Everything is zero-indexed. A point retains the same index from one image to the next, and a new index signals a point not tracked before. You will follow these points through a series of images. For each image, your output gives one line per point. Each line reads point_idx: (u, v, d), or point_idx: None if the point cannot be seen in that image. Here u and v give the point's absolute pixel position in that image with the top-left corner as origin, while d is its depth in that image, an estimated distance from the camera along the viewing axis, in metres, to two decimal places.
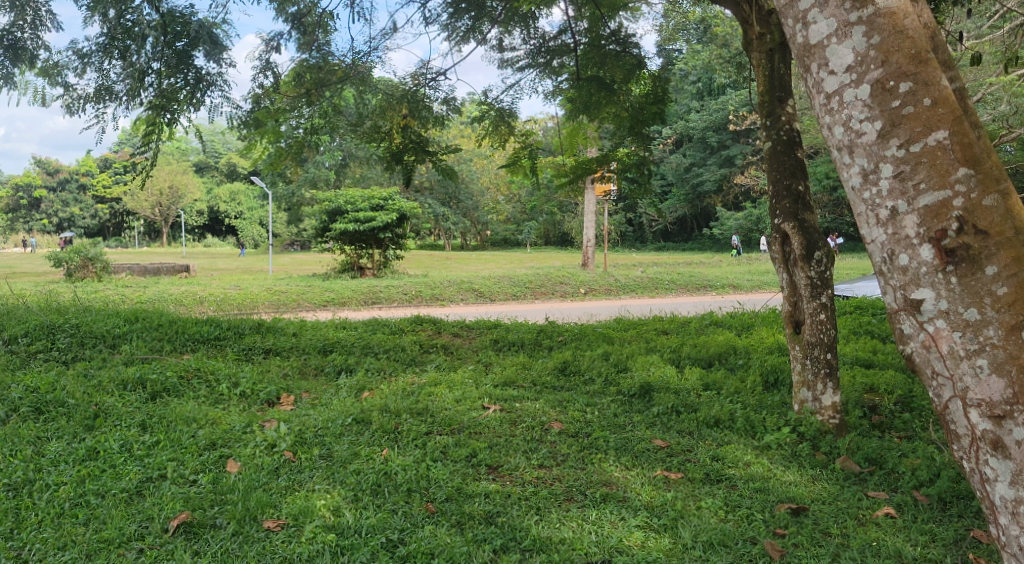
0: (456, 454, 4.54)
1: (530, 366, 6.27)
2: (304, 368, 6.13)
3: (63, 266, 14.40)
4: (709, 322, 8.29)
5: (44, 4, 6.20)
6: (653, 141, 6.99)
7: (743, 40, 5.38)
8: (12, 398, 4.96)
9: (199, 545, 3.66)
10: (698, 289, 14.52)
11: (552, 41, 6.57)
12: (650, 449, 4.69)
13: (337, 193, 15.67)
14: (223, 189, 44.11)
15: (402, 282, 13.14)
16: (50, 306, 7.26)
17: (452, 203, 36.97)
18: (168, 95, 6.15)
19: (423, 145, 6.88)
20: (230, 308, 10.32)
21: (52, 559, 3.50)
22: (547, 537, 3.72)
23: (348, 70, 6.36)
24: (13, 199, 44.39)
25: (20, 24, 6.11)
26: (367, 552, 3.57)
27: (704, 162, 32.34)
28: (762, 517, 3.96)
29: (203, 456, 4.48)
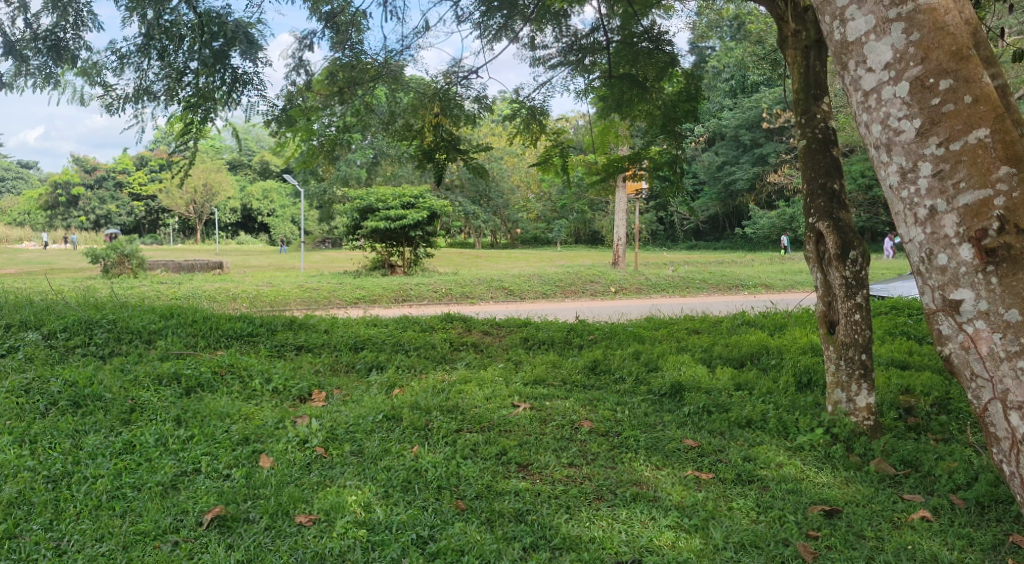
0: (486, 452, 4.55)
1: (559, 364, 6.25)
2: (336, 365, 6.15)
3: (100, 262, 14.64)
4: (741, 322, 8.21)
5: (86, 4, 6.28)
6: (686, 140, 6.91)
7: (777, 37, 5.33)
8: (52, 392, 5.06)
9: (232, 538, 3.71)
10: (730, 289, 14.42)
11: (585, 39, 6.49)
12: (681, 449, 4.66)
13: (368, 191, 15.75)
14: (255, 188, 44.66)
15: (433, 281, 13.12)
16: (89, 302, 7.38)
17: (482, 202, 37.05)
18: (205, 95, 6.20)
19: (454, 143, 6.86)
20: (263, 305, 10.43)
21: (90, 551, 3.56)
22: (576, 536, 3.73)
23: (380, 69, 6.33)
24: (51, 197, 45.24)
25: (63, 25, 6.20)
26: (398, 548, 3.61)
27: (737, 161, 32.03)
28: (794, 518, 3.92)
29: (237, 450, 4.53)
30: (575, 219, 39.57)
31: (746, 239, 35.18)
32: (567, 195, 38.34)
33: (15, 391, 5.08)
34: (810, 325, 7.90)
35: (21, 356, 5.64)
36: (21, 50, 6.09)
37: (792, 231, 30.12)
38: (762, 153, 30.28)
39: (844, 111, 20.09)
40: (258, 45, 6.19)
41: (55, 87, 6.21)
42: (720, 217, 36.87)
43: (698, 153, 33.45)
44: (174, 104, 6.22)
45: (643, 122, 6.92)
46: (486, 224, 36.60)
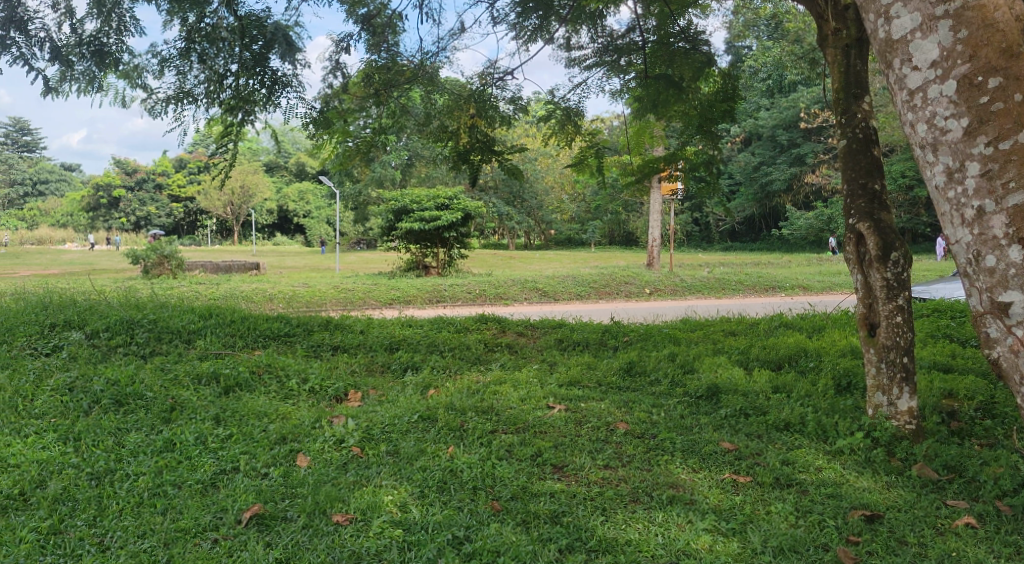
0: (521, 453, 4.55)
1: (595, 366, 6.24)
2: (372, 366, 6.19)
3: (140, 263, 14.89)
4: (778, 324, 8.11)
5: (129, 9, 6.36)
6: (722, 140, 6.84)
7: (817, 36, 5.28)
8: (95, 390, 5.14)
9: (271, 537, 3.74)
10: (766, 289, 14.28)
11: (621, 39, 6.53)
12: (718, 452, 4.62)
13: (403, 193, 15.83)
14: (291, 189, 45.30)
15: (467, 281, 13.28)
16: (130, 302, 7.50)
17: (516, 203, 37.10)
18: (244, 97, 6.25)
19: (490, 145, 6.71)
20: (299, 306, 10.54)
21: (132, 547, 3.62)
22: (612, 538, 3.72)
23: (416, 70, 6.46)
24: (93, 199, 46.04)
25: (106, 30, 6.29)
26: (435, 548, 3.62)
27: (773, 160, 31.55)
28: (834, 523, 3.88)
29: (275, 449, 4.57)
30: (607, 220, 39.38)
31: (782, 240, 34.71)
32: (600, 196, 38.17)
33: (60, 389, 5.18)
34: (850, 327, 7.79)
35: (65, 355, 5.75)
36: (65, 55, 6.17)
37: (830, 232, 29.64)
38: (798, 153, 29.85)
39: (884, 110, 19.73)
40: (297, 46, 6.25)
41: (98, 91, 6.31)
42: (756, 219, 36.36)
43: (734, 153, 33.08)
44: (214, 107, 6.28)
45: (678, 123, 6.87)
46: (520, 226, 36.65)
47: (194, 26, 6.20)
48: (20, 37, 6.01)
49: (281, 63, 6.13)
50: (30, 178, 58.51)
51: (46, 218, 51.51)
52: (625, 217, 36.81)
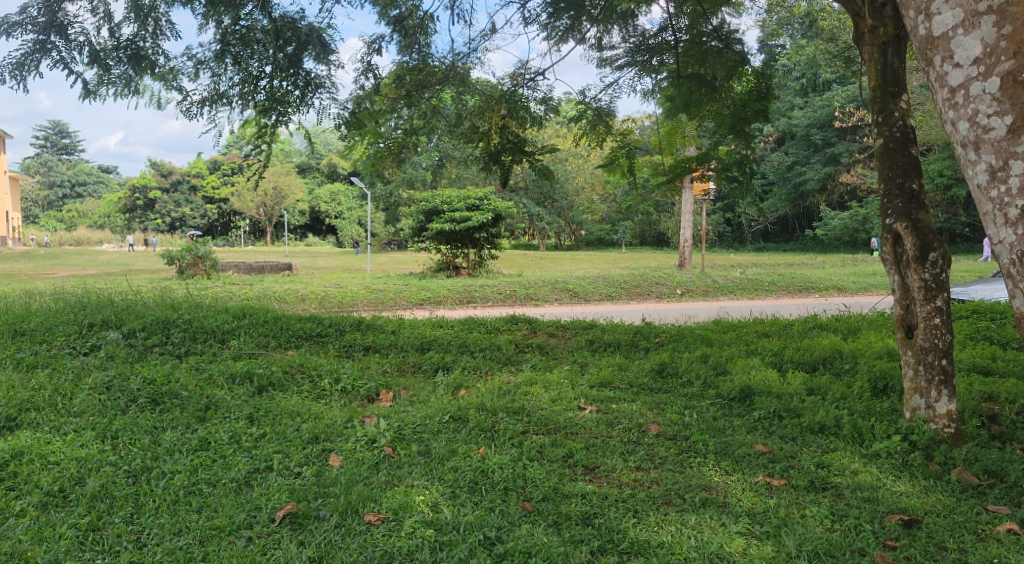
0: (553, 454, 4.55)
1: (626, 367, 6.20)
2: (403, 365, 6.21)
3: (176, 264, 15.13)
4: (812, 325, 8.01)
5: (165, 13, 6.41)
6: (756, 140, 6.77)
7: (854, 34, 5.24)
8: (132, 390, 5.22)
9: (304, 536, 3.77)
10: (800, 290, 14.14)
11: (652, 39, 6.45)
12: (751, 455, 4.57)
13: (434, 193, 15.88)
14: (324, 189, 45.78)
15: (499, 281, 13.34)
16: (166, 302, 7.61)
17: (547, 203, 37.11)
18: (278, 98, 6.28)
19: (520, 146, 6.68)
20: (331, 306, 10.62)
21: (169, 544, 3.66)
22: (645, 540, 3.70)
23: (448, 72, 6.51)
24: (129, 201, 46.88)
25: (143, 34, 6.35)
26: (466, 549, 3.62)
27: (808, 160, 30.67)
28: (871, 528, 3.82)
29: (307, 449, 4.60)
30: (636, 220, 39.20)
31: (816, 240, 34.24)
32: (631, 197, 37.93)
33: (97, 388, 5.25)
34: (886, 328, 7.69)
35: (103, 354, 5.83)
36: (103, 59, 6.22)
37: (864, 232, 29.19)
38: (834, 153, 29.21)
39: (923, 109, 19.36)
40: (331, 47, 6.29)
41: (135, 94, 6.38)
42: (790, 219, 35.86)
43: (767, 153, 32.62)
44: (248, 109, 6.32)
45: (711, 122, 6.83)
46: (551, 226, 36.59)
47: (229, 29, 6.24)
48: (60, 42, 6.11)
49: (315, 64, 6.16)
50: (68, 180, 59.64)
51: (85, 220, 52.62)
52: (656, 218, 36.55)
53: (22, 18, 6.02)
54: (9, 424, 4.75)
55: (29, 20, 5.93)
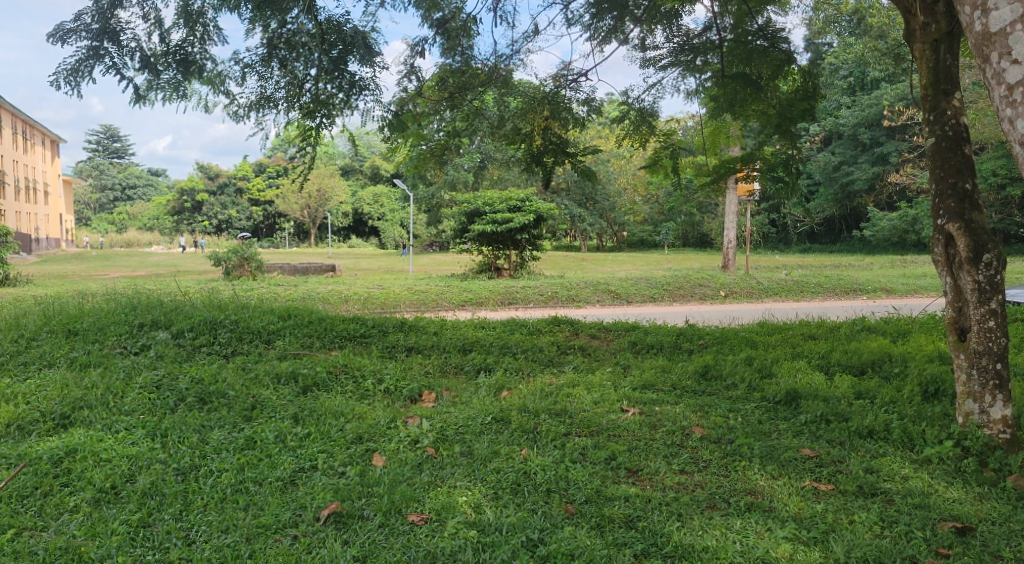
0: (596, 456, 4.53)
1: (669, 369, 6.16)
2: (445, 366, 6.24)
3: (223, 265, 15.42)
4: (860, 328, 7.87)
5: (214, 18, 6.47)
6: (802, 140, 6.66)
7: (905, 31, 5.15)
8: (180, 389, 5.32)
9: (348, 535, 3.80)
10: (848, 293, 13.92)
11: (696, 39, 6.39)
12: (798, 459, 4.51)
13: (475, 195, 15.94)
14: (368, 191, 46.21)
15: (542, 282, 13.38)
16: (213, 302, 7.76)
17: (589, 205, 37.08)
18: (322, 101, 6.35)
19: (562, 146, 6.67)
20: (374, 307, 10.73)
21: (216, 541, 3.71)
22: (689, 544, 3.67)
23: (490, 74, 6.51)
24: (178, 204, 48.19)
25: (191, 39, 6.43)
26: (509, 550, 3.63)
27: (856, 160, 30.00)
28: (922, 535, 3.75)
29: (351, 449, 4.64)
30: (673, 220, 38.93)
31: (865, 241, 33.45)
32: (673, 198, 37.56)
33: (148, 387, 5.37)
34: (937, 331, 7.53)
35: (153, 354, 5.94)
36: (153, 64, 6.33)
37: (913, 233, 28.53)
38: (883, 153, 28.52)
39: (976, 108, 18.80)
40: (375, 50, 6.36)
41: (183, 98, 6.48)
42: (836, 219, 35.05)
43: (815, 153, 31.87)
44: (294, 111, 6.41)
45: (756, 122, 6.75)
46: (593, 228, 36.51)
47: (276, 33, 6.30)
48: (113, 48, 6.25)
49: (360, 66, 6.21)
50: (120, 184, 61.25)
51: (135, 222, 54.20)
52: (699, 219, 36.11)
53: (76, 25, 6.17)
54: (64, 421, 4.89)
55: (83, 27, 6.08)
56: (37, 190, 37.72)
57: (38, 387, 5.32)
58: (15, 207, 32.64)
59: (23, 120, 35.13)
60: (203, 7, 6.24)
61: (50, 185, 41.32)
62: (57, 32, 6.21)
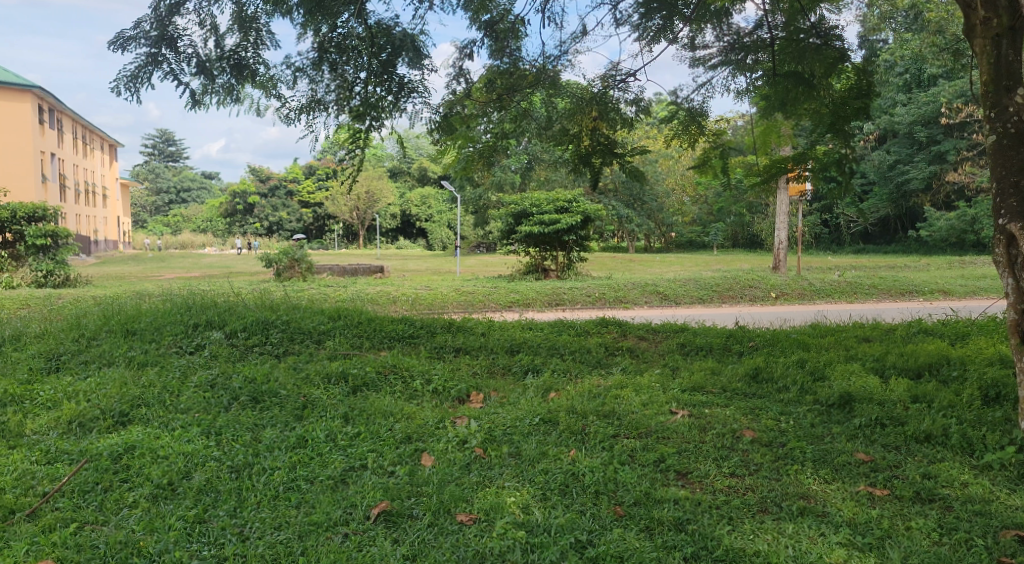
0: (645, 458, 4.51)
1: (719, 371, 6.09)
2: (493, 367, 6.26)
3: (274, 266, 15.73)
4: (916, 330, 7.70)
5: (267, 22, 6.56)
6: (856, 138, 6.53)
7: (964, 26, 5.04)
8: (234, 387, 5.43)
9: (398, 533, 3.84)
10: (904, 294, 13.64)
11: (747, 37, 6.32)
12: (852, 463, 4.44)
13: (523, 196, 16.01)
14: (414, 193, 46.45)
15: (588, 283, 13.34)
16: (265, 302, 7.91)
17: (637, 205, 36.89)
18: (372, 104, 6.42)
19: (610, 147, 6.70)
20: (422, 309, 10.82)
21: (270, 538, 3.78)
22: (740, 548, 3.63)
23: (539, 74, 6.46)
24: (230, 206, 49.31)
25: (245, 44, 6.52)
26: (558, 551, 3.63)
27: (912, 159, 29.20)
28: (983, 543, 3.66)
29: (400, 449, 4.68)
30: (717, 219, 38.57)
31: (921, 242, 32.49)
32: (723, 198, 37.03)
33: (202, 386, 5.48)
34: (998, 334, 7.34)
35: (207, 354, 6.08)
36: (209, 69, 6.44)
37: (972, 232, 27.66)
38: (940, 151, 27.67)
39: None
40: (424, 53, 6.39)
41: (237, 102, 6.59)
42: (891, 219, 34.05)
43: (869, 151, 31.12)
44: (344, 114, 6.48)
45: (808, 122, 6.65)
46: (640, 229, 36.27)
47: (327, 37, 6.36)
48: (170, 54, 6.38)
49: (408, 68, 6.25)
50: (174, 187, 62.69)
51: (188, 224, 55.54)
52: (750, 219, 35.51)
53: (136, 32, 6.31)
54: (123, 419, 5.01)
55: (143, 34, 6.22)
56: (98, 193, 38.93)
57: (98, 385, 5.48)
58: (75, 210, 33.70)
59: (84, 125, 36.26)
60: (256, 12, 6.33)
61: (109, 188, 42.56)
62: (117, 39, 6.36)
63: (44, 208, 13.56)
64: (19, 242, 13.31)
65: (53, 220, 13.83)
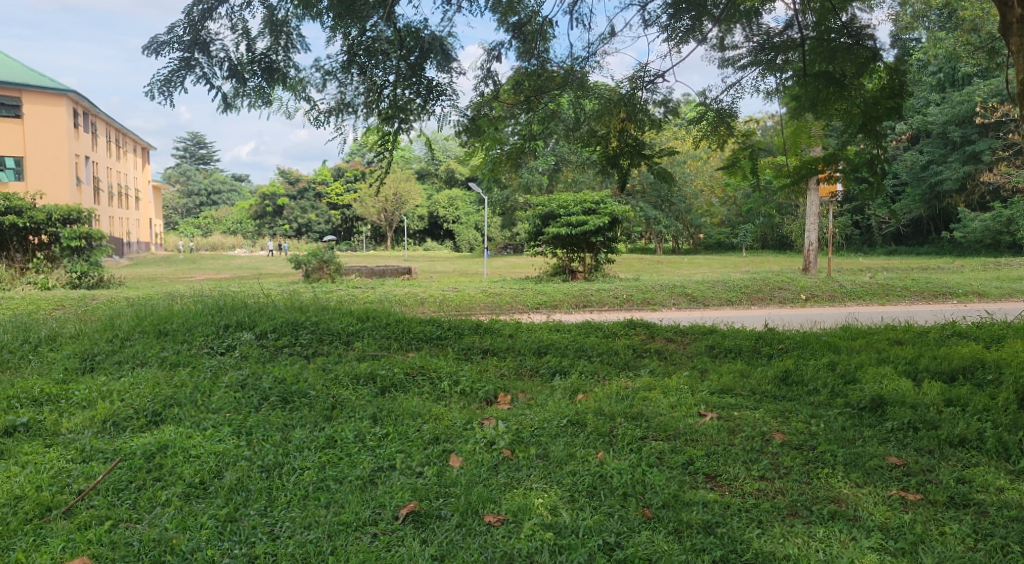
0: (672, 461, 4.49)
1: (748, 374, 6.05)
2: (520, 369, 6.27)
3: (303, 267, 15.85)
4: (950, 333, 7.59)
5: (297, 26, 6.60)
6: (888, 138, 6.46)
7: (1000, 25, 4.97)
8: (264, 387, 5.49)
9: (426, 534, 3.86)
10: (937, 297, 13.45)
11: (777, 37, 6.37)
12: (884, 467, 4.39)
13: (550, 197, 16.04)
14: (441, 194, 46.51)
15: (615, 285, 13.30)
16: (294, 303, 7.98)
17: (665, 206, 36.67)
18: (400, 106, 6.45)
19: (638, 149, 6.57)
20: (450, 310, 10.87)
21: (300, 537, 3.82)
22: (770, 551, 3.62)
23: (567, 76, 6.54)
24: (259, 208, 49.79)
25: (275, 47, 6.57)
26: (586, 553, 3.64)
27: (945, 159, 28.69)
28: (1020, 549, 3.61)
29: (429, 449, 4.70)
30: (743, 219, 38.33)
31: (955, 243, 31.93)
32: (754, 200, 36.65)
33: (233, 386, 5.55)
34: None
35: (238, 354, 6.16)
36: (240, 73, 6.49)
37: (1008, 233, 27.09)
38: (974, 150, 27.16)
39: None
40: (452, 55, 6.43)
41: (268, 106, 6.64)
42: (922, 220, 33.57)
43: (900, 151, 30.66)
44: (372, 117, 6.51)
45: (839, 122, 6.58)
46: (668, 230, 36.05)
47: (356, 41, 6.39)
48: (203, 59, 6.44)
49: (437, 71, 6.29)
50: (203, 189, 63.36)
51: (219, 227, 56.25)
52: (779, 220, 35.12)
53: (169, 37, 6.38)
54: (156, 418, 5.08)
55: (176, 39, 6.29)
56: (130, 195, 39.50)
57: (132, 384, 5.56)
58: (108, 212, 34.21)
59: (116, 128, 36.84)
60: (287, 16, 6.38)
61: (141, 191, 43.18)
62: (151, 44, 6.43)
63: (78, 211, 13.76)
64: (55, 244, 13.54)
65: (87, 222, 14.06)
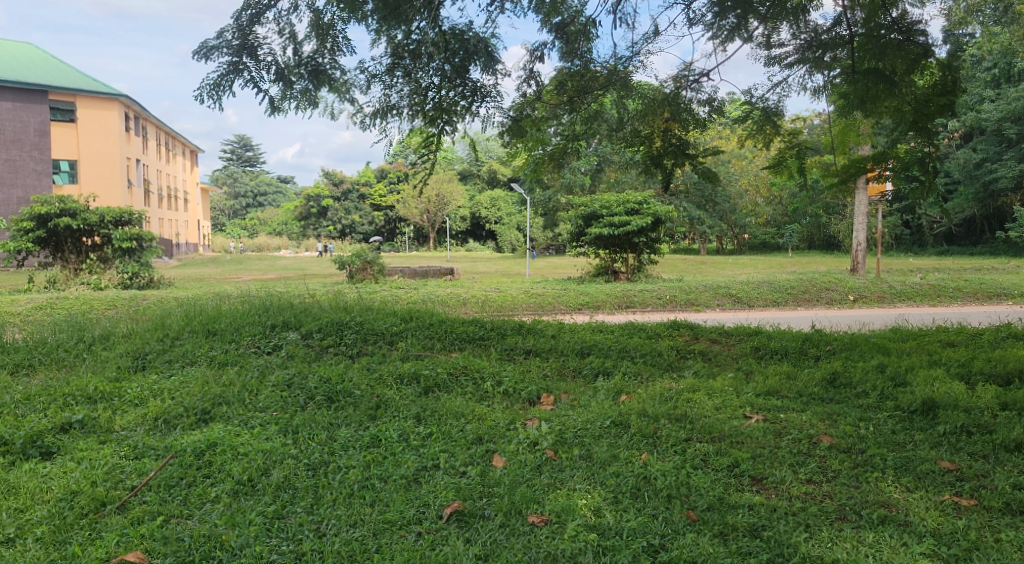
0: (718, 463, 4.46)
1: (795, 375, 5.98)
2: (563, 370, 6.27)
3: (347, 268, 16.02)
4: (1004, 335, 7.41)
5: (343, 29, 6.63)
6: (938, 136, 6.33)
7: None
8: (310, 386, 5.57)
9: (470, 533, 3.88)
10: (993, 298, 13.13)
11: (825, 34, 6.25)
12: (936, 471, 4.31)
13: (593, 198, 16.01)
14: (484, 194, 46.58)
15: (658, 285, 13.21)
16: (338, 303, 8.08)
17: (709, 206, 36.32)
18: (445, 108, 6.51)
19: (683, 148, 6.55)
20: (492, 310, 10.93)
21: (346, 535, 3.87)
22: (818, 556, 3.58)
23: (611, 76, 6.47)
24: (304, 208, 50.53)
25: (321, 50, 6.62)
26: (631, 555, 3.64)
27: (1000, 157, 27.95)
28: None
29: (472, 449, 4.73)
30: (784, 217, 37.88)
31: (1010, 243, 31.06)
32: (798, 198, 36.01)
33: (280, 385, 5.63)
34: None
35: (284, 354, 6.25)
36: (287, 76, 6.57)
37: None
38: None
39: None
40: (496, 57, 6.43)
41: (315, 108, 6.74)
42: (976, 219, 32.76)
43: (953, 149, 29.91)
44: (418, 118, 6.58)
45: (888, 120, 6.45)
46: (711, 230, 35.71)
47: (400, 44, 6.43)
48: (251, 62, 6.53)
49: (482, 73, 6.30)
50: (250, 191, 64.54)
51: (264, 227, 57.33)
52: (824, 219, 34.51)
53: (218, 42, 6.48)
54: (205, 417, 5.18)
55: (225, 43, 6.39)
56: (178, 197, 40.27)
57: (181, 383, 5.67)
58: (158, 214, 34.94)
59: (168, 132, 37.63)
60: (333, 19, 6.41)
61: (190, 193, 44.15)
62: (201, 49, 6.54)
63: (129, 213, 14.05)
64: (107, 245, 13.89)
65: (138, 223, 14.39)
